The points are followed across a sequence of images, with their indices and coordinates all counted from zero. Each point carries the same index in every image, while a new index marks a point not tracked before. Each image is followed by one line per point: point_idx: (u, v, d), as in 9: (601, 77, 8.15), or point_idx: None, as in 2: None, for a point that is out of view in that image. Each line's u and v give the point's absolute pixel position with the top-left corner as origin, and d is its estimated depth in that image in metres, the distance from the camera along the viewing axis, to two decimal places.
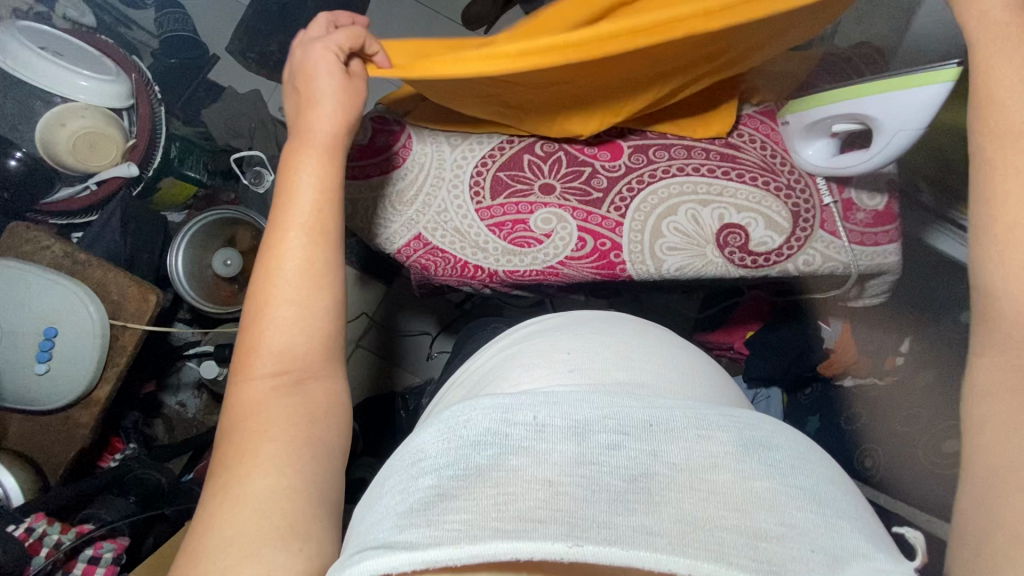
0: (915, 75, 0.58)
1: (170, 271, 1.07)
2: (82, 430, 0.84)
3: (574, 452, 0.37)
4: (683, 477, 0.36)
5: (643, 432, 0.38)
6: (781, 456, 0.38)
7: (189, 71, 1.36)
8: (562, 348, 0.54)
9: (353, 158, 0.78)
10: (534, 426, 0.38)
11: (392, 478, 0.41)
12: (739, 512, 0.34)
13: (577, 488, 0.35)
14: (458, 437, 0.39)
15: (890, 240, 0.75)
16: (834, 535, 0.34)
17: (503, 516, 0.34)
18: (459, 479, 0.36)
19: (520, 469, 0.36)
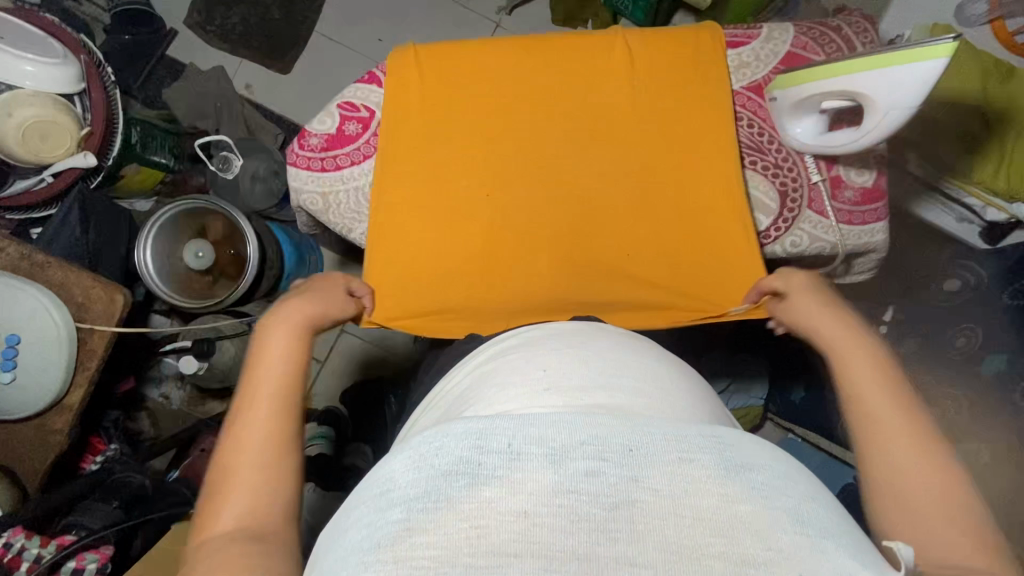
0: (910, 49, 0.56)
1: (138, 266, 1.01)
2: (57, 436, 0.82)
3: (552, 481, 0.35)
4: (667, 503, 0.35)
5: (622, 457, 0.37)
6: (764, 477, 0.37)
7: (144, 49, 1.44)
8: (538, 365, 0.52)
9: (323, 148, 0.75)
10: (508, 453, 0.37)
11: (359, 508, 0.39)
12: (723, 538, 0.34)
13: (556, 519, 0.34)
14: (428, 466, 0.37)
15: (877, 219, 0.74)
16: (822, 558, 0.33)
17: (477, 550, 0.33)
18: (431, 512, 0.35)
19: (493, 500, 0.35)
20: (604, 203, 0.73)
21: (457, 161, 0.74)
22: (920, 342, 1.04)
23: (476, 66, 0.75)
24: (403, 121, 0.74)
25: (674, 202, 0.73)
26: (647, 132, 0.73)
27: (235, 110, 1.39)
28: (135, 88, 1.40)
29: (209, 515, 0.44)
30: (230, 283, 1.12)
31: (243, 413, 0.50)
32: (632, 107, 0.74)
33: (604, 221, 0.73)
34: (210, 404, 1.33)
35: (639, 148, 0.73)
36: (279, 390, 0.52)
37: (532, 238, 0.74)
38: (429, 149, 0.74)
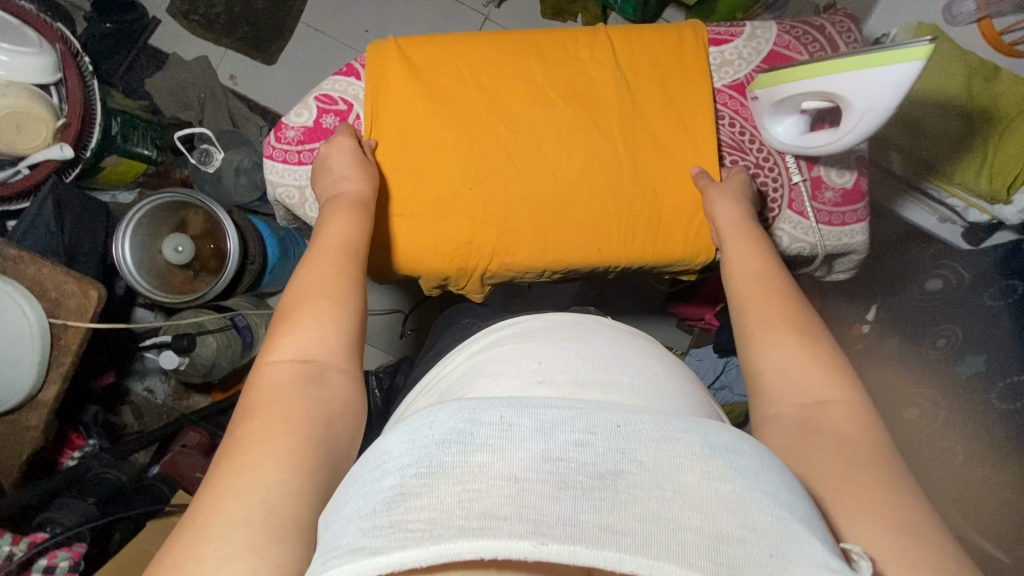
0: (885, 53, 0.55)
1: (117, 259, 1.01)
2: (31, 432, 0.81)
3: (541, 450, 0.33)
4: (651, 476, 0.32)
5: (611, 431, 0.35)
6: (751, 463, 0.35)
7: (126, 37, 1.41)
8: (534, 357, 0.52)
9: (299, 141, 0.74)
10: (500, 426, 0.35)
11: (358, 483, 0.37)
12: (705, 512, 0.31)
13: (544, 485, 0.31)
14: (424, 437, 0.36)
15: (857, 219, 0.74)
16: (798, 540, 0.31)
17: (469, 513, 0.31)
18: (423, 476, 0.33)
19: (484, 465, 0.32)
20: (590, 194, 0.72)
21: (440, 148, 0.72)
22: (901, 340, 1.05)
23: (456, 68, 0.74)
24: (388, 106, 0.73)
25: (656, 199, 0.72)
26: (626, 139, 0.72)
27: (219, 101, 1.37)
28: (117, 78, 1.38)
29: (277, 339, 0.52)
30: (212, 278, 1.10)
31: (311, 262, 0.58)
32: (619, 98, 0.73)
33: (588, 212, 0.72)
34: (194, 399, 1.33)
35: (625, 139, 0.72)
36: (342, 251, 0.59)
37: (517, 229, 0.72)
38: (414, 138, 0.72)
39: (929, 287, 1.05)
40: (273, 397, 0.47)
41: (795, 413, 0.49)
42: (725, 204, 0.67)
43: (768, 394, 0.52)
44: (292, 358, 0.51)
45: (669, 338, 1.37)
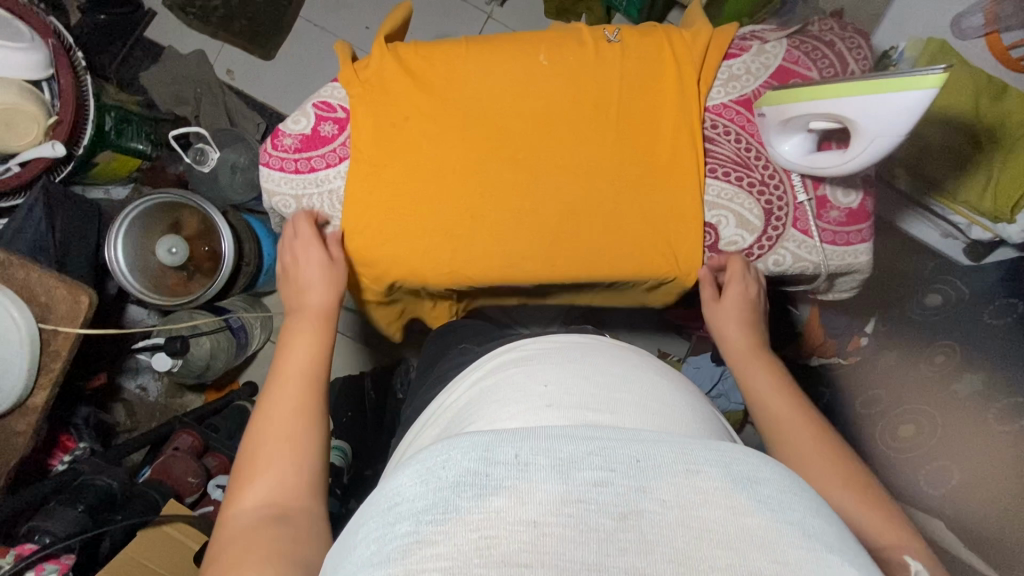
0: (898, 78, 0.54)
1: (109, 260, 0.99)
2: (20, 438, 0.80)
3: (561, 491, 0.32)
4: (675, 514, 0.31)
5: (631, 468, 0.33)
6: (774, 490, 0.33)
7: (121, 29, 1.39)
8: (539, 381, 0.51)
9: (296, 149, 0.73)
10: (516, 465, 0.33)
11: (367, 524, 0.34)
12: (730, 550, 0.30)
13: (565, 529, 0.31)
14: (436, 478, 0.33)
15: (862, 239, 0.73)
16: (828, 571, 0.30)
17: (489, 561, 0.30)
18: (438, 521, 0.31)
19: (503, 510, 0.31)
20: (583, 220, 0.72)
21: (423, 184, 0.72)
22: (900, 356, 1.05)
23: (432, 148, 0.72)
24: (373, 132, 0.72)
25: (651, 228, 0.72)
26: (603, 228, 0.72)
27: (215, 96, 1.35)
28: (111, 70, 1.36)
29: (236, 492, 0.49)
30: (206, 280, 1.09)
31: (264, 403, 0.55)
32: (616, 118, 0.71)
33: (582, 243, 0.73)
34: (187, 398, 1.32)
35: (606, 229, 0.72)
36: (295, 380, 0.57)
37: (508, 255, 0.73)
38: (406, 170, 0.72)
39: (928, 302, 1.06)
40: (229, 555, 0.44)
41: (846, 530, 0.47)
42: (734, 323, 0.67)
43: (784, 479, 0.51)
44: (254, 508, 0.48)
45: (667, 345, 1.36)
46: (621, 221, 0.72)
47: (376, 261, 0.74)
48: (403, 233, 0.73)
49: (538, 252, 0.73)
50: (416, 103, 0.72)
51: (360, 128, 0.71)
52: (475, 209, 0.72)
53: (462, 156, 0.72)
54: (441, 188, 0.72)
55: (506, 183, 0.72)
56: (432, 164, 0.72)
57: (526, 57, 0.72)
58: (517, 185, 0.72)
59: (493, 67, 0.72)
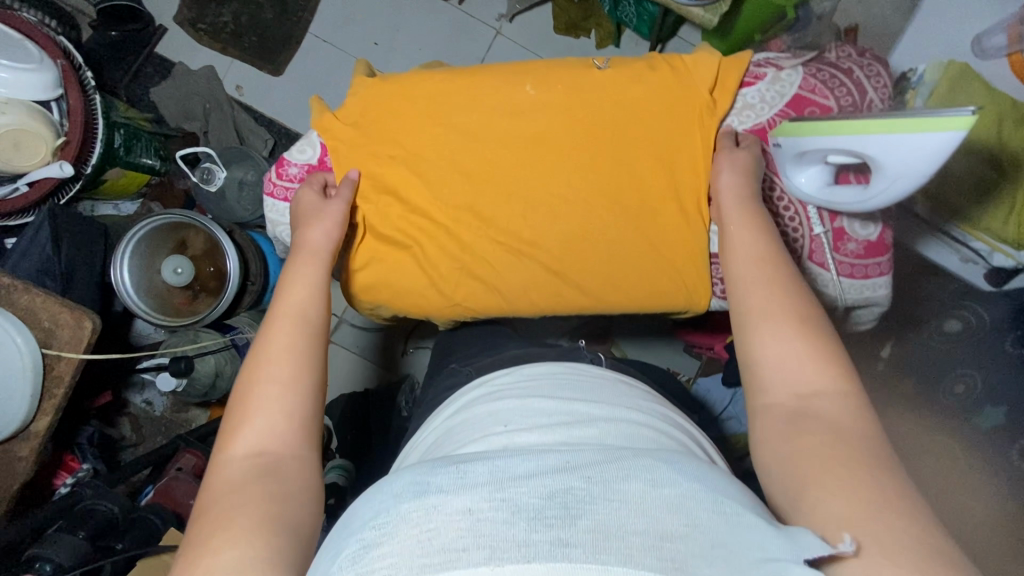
0: (923, 118, 0.51)
1: (115, 282, 0.99)
2: (21, 464, 0.79)
3: (493, 484, 0.35)
4: (595, 487, 0.34)
5: (561, 463, 0.36)
6: (693, 467, 0.37)
7: (133, 45, 1.40)
8: (500, 422, 0.49)
9: (300, 178, 0.72)
10: (457, 470, 0.36)
11: (331, 545, 0.36)
12: (649, 518, 0.32)
13: (498, 512, 0.33)
14: (382, 494, 0.36)
15: (881, 272, 0.70)
16: (738, 532, 0.32)
17: (429, 552, 0.32)
18: (382, 524, 0.34)
19: (441, 503, 0.34)
20: (580, 247, 0.70)
21: (415, 207, 0.70)
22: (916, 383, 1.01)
23: (421, 162, 0.70)
24: (361, 172, 0.70)
25: (652, 258, 0.70)
26: (602, 242, 0.69)
27: (224, 112, 1.35)
28: (122, 86, 1.37)
29: (228, 431, 0.49)
30: (212, 299, 1.08)
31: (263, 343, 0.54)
32: (611, 148, 0.69)
33: (578, 271, 0.70)
34: (193, 412, 1.30)
35: (608, 241, 0.69)
36: (295, 320, 0.56)
37: (502, 277, 0.70)
38: (397, 205, 0.70)
39: (947, 328, 1.01)
40: (225, 498, 0.44)
41: (791, 402, 0.47)
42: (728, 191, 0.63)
43: (761, 382, 0.49)
44: (241, 455, 0.47)
45: (676, 364, 1.34)
46: (621, 251, 0.69)
47: (380, 292, 0.73)
48: (399, 254, 0.71)
49: (533, 279, 0.70)
50: (397, 114, 0.70)
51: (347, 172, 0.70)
52: (465, 236, 0.70)
53: (445, 170, 0.70)
54: (430, 204, 0.70)
55: (488, 195, 0.70)
56: (424, 180, 0.70)
57: (512, 87, 0.70)
58: (501, 194, 0.70)
59: (477, 98, 0.70)
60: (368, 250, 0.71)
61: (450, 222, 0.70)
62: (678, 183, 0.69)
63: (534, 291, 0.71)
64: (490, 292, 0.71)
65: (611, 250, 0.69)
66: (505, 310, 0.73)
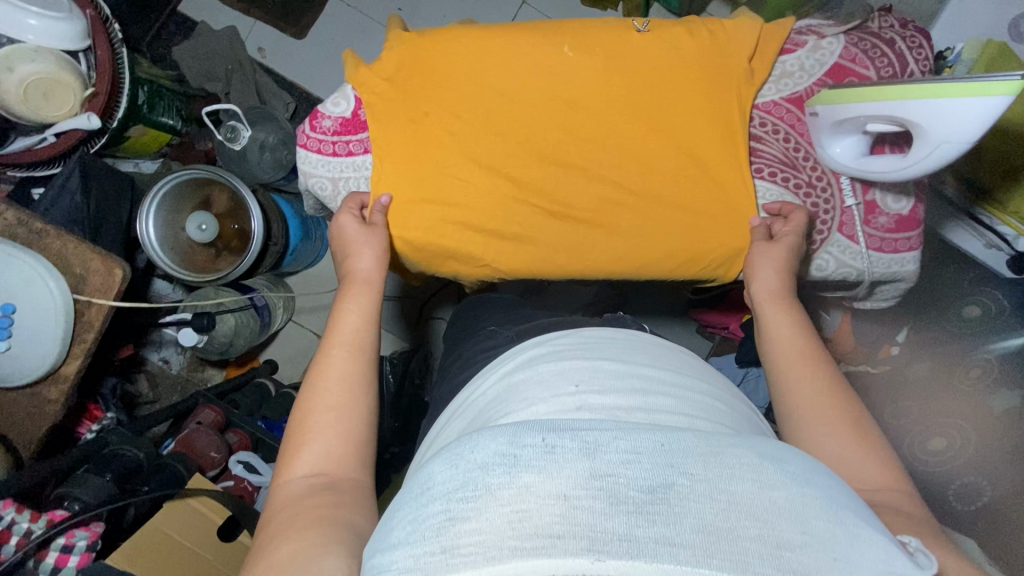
0: (971, 82, 0.51)
1: (140, 232, 0.99)
2: (52, 406, 0.81)
3: (588, 466, 0.32)
4: (705, 488, 0.31)
5: (657, 449, 0.33)
6: (802, 469, 0.34)
7: (156, 2, 1.39)
8: (569, 379, 0.50)
9: (335, 131, 0.72)
10: (543, 447, 0.34)
11: (402, 508, 0.36)
12: (762, 522, 0.30)
13: (597, 501, 0.31)
14: (464, 462, 0.35)
15: (910, 247, 0.70)
16: (853, 546, 0.30)
17: (521, 533, 0.30)
18: (468, 499, 0.32)
19: (532, 485, 0.32)
20: (616, 212, 0.70)
21: (457, 165, 0.70)
22: (931, 367, 1.01)
23: (454, 119, 0.70)
24: (396, 127, 0.70)
25: (688, 223, 0.69)
26: (633, 211, 0.70)
27: (247, 73, 1.34)
28: (145, 44, 1.36)
29: (288, 455, 0.52)
30: (234, 258, 1.09)
31: (319, 373, 0.56)
32: (650, 110, 0.69)
33: (612, 236, 0.70)
34: (208, 372, 1.34)
35: (638, 211, 0.70)
36: (348, 350, 0.58)
37: (546, 244, 0.71)
38: (429, 163, 0.70)
39: (966, 315, 1.00)
40: (287, 517, 0.47)
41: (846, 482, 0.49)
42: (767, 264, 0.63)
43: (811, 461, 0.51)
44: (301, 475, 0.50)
45: (688, 343, 1.35)
46: (657, 217, 0.69)
47: (414, 251, 0.72)
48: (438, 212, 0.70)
49: (568, 240, 0.70)
50: (436, 71, 0.70)
51: (381, 127, 0.70)
52: (502, 196, 0.70)
53: (481, 132, 0.70)
54: (465, 164, 0.70)
55: (525, 159, 0.70)
56: (461, 139, 0.70)
57: (551, 46, 0.69)
58: (541, 161, 0.70)
59: (517, 56, 0.69)
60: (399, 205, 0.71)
61: (488, 183, 0.70)
62: (707, 151, 0.68)
63: (576, 257, 0.71)
64: (533, 257, 0.72)
65: (640, 220, 0.70)
66: (539, 272, 0.73)
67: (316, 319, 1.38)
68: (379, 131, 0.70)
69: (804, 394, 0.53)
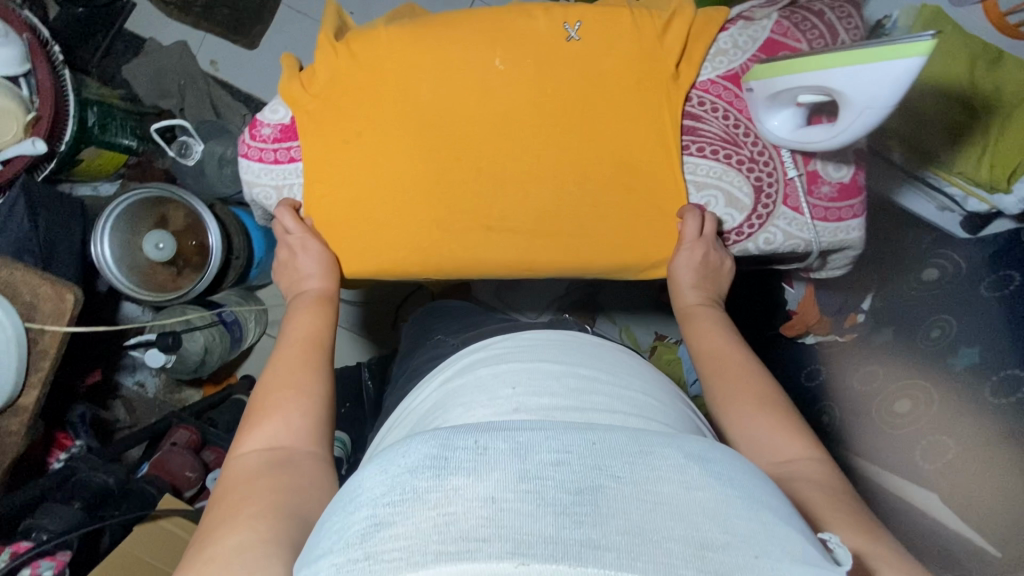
0: (885, 47, 0.52)
1: (96, 257, 0.98)
2: (13, 438, 0.79)
3: (517, 469, 0.33)
4: (630, 488, 0.32)
5: (585, 449, 0.34)
6: (727, 469, 0.35)
7: (99, 20, 1.36)
8: (507, 383, 0.51)
9: (275, 138, 0.71)
10: (474, 449, 0.34)
11: (332, 517, 0.35)
12: (684, 522, 0.31)
13: (523, 503, 0.31)
14: (395, 467, 0.35)
15: (854, 215, 0.71)
16: (777, 543, 0.31)
17: (446, 537, 0.30)
18: (396, 504, 0.32)
19: (460, 488, 0.32)
20: (554, 223, 0.71)
21: (396, 171, 0.70)
22: (895, 331, 1.03)
23: (392, 123, 0.69)
24: (328, 147, 0.70)
25: (626, 219, 0.70)
26: (575, 209, 0.70)
27: (200, 87, 1.32)
28: (93, 64, 1.34)
29: (246, 438, 0.53)
30: (195, 274, 1.08)
31: (277, 369, 0.59)
32: (581, 120, 0.69)
33: (550, 241, 0.71)
34: (186, 393, 1.32)
35: (579, 214, 0.70)
36: (309, 350, 0.61)
37: (488, 247, 0.72)
38: (363, 182, 0.70)
39: (925, 277, 1.03)
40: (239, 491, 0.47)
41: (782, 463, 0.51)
42: (690, 268, 0.69)
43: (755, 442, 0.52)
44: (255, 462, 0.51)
45: (665, 328, 1.35)
46: (595, 217, 0.70)
47: (362, 256, 0.72)
48: (383, 218, 0.71)
49: (508, 250, 0.72)
50: (367, 74, 0.69)
51: (313, 147, 0.70)
52: (441, 206, 0.70)
53: (422, 138, 0.69)
54: (405, 169, 0.70)
55: (466, 166, 0.70)
56: (402, 142, 0.69)
57: (482, 48, 0.68)
58: (483, 163, 0.70)
59: (445, 68, 0.68)
60: (344, 210, 0.71)
61: (432, 187, 0.70)
62: (645, 144, 0.69)
63: (520, 259, 0.72)
64: (478, 259, 0.72)
65: (581, 217, 0.70)
66: (486, 273, 0.74)
67: None
68: (317, 139, 0.69)
69: (720, 384, 0.59)
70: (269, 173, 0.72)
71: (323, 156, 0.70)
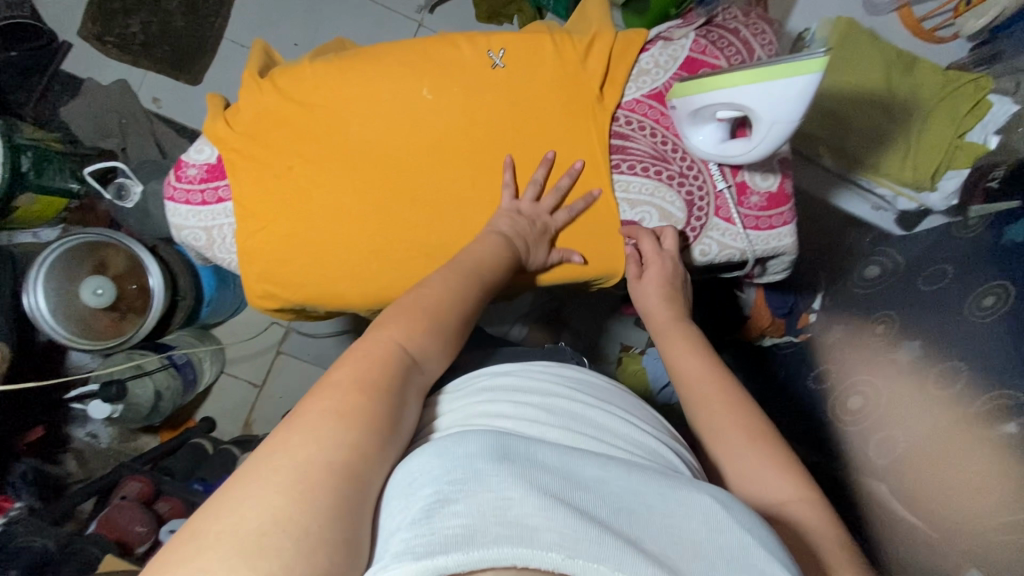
0: (786, 66, 0.55)
1: (30, 310, 0.95)
2: None
3: (569, 484, 0.39)
4: (662, 521, 0.38)
5: (628, 483, 0.41)
6: (744, 516, 0.41)
7: (30, 63, 1.32)
8: (527, 399, 0.53)
9: (201, 179, 0.70)
10: (535, 462, 0.40)
11: (394, 506, 0.41)
12: (703, 558, 0.36)
13: (573, 511, 0.37)
14: (459, 457, 0.41)
15: (785, 222, 0.73)
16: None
17: (503, 522, 0.36)
18: (459, 490, 0.38)
19: (520, 484, 0.38)
20: None
21: (333, 205, 0.69)
22: (845, 329, 1.05)
23: (320, 159, 0.69)
24: (257, 185, 0.68)
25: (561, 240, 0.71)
26: None
27: (142, 125, 1.30)
28: (28, 107, 1.29)
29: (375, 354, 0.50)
30: (140, 318, 1.04)
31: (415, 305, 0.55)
32: (512, 147, 0.70)
33: None
34: (142, 439, 1.27)
35: None
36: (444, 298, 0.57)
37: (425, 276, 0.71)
38: (296, 216, 0.69)
39: (867, 274, 1.07)
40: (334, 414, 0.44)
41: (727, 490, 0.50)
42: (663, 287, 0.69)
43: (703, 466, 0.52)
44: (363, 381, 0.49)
45: (630, 339, 1.36)
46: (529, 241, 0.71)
47: (298, 290, 0.71)
48: (320, 253, 0.69)
49: None
50: (293, 112, 0.68)
51: (240, 188, 0.68)
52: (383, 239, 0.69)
53: (353, 173, 0.69)
54: (339, 203, 0.69)
55: (402, 197, 0.69)
56: (332, 178, 0.69)
57: (410, 82, 0.68)
58: (423, 192, 0.70)
59: (373, 103, 0.68)
60: (281, 245, 0.69)
61: (370, 219, 0.69)
62: (572, 166, 0.70)
63: None
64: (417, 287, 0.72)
65: None
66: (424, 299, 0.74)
67: (247, 368, 1.33)
68: (242, 178, 0.68)
69: (707, 415, 0.59)
70: (199, 214, 0.70)
71: (251, 195, 0.68)
